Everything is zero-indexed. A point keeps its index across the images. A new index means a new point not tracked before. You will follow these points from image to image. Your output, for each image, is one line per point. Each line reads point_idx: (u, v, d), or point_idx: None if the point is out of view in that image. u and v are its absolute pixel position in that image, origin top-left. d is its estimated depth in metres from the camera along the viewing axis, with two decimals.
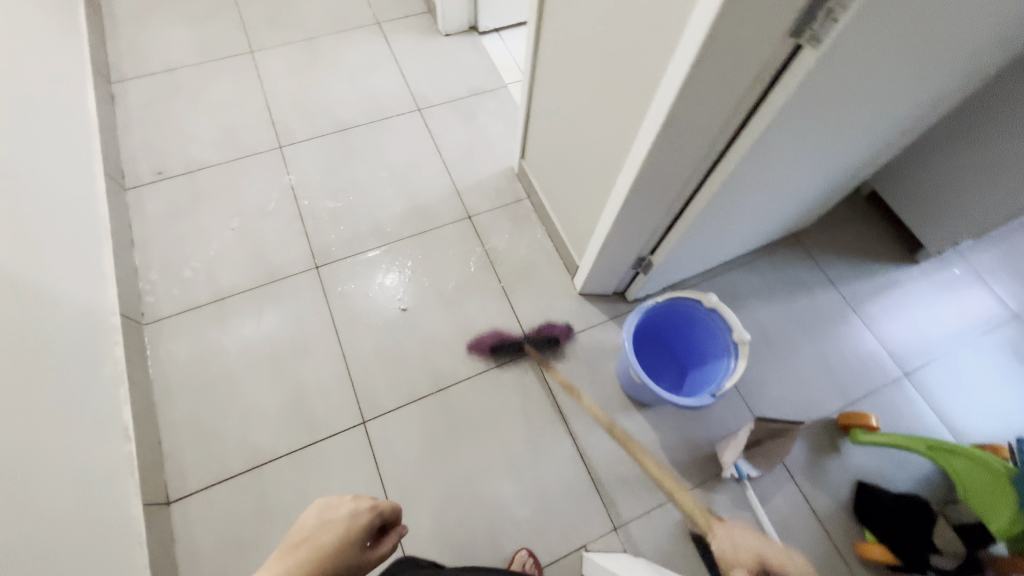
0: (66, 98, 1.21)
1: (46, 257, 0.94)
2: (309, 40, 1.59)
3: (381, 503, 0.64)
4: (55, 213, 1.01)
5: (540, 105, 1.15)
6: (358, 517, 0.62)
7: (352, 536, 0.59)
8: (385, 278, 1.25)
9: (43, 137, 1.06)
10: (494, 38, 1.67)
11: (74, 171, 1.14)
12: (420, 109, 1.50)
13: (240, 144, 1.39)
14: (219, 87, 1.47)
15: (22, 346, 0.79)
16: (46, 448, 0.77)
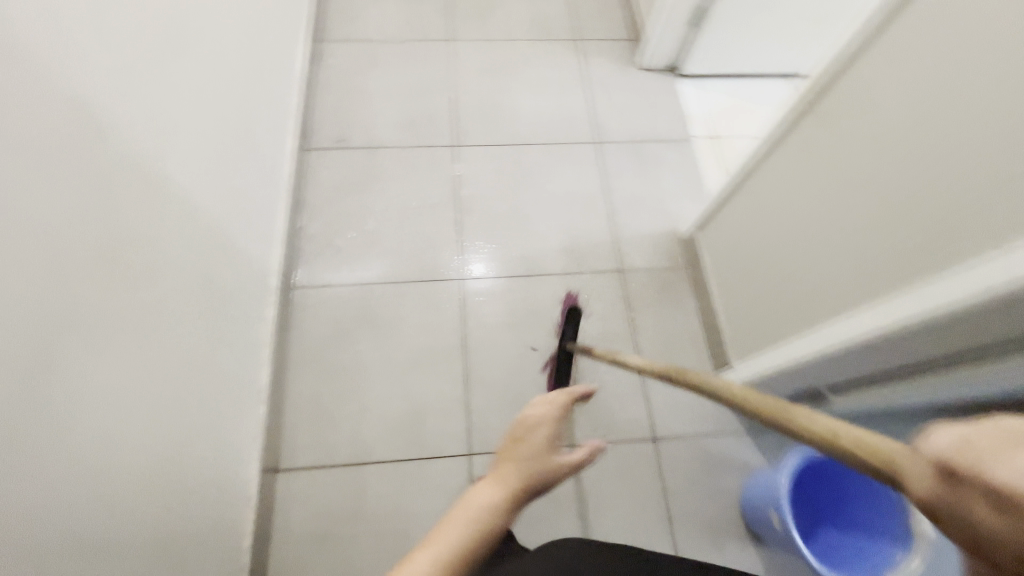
0: (279, 55, 1.26)
1: (239, 217, 0.99)
2: (507, 41, 1.57)
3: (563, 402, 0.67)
4: (253, 172, 1.06)
5: (743, 190, 1.06)
6: (547, 405, 0.66)
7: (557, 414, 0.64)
8: (477, 269, 1.26)
9: (252, 96, 1.09)
10: (690, 84, 1.57)
11: (270, 128, 1.18)
12: (598, 141, 1.43)
13: (419, 133, 1.40)
14: (412, 70, 1.49)
15: (188, 311, 0.82)
16: (188, 413, 0.80)
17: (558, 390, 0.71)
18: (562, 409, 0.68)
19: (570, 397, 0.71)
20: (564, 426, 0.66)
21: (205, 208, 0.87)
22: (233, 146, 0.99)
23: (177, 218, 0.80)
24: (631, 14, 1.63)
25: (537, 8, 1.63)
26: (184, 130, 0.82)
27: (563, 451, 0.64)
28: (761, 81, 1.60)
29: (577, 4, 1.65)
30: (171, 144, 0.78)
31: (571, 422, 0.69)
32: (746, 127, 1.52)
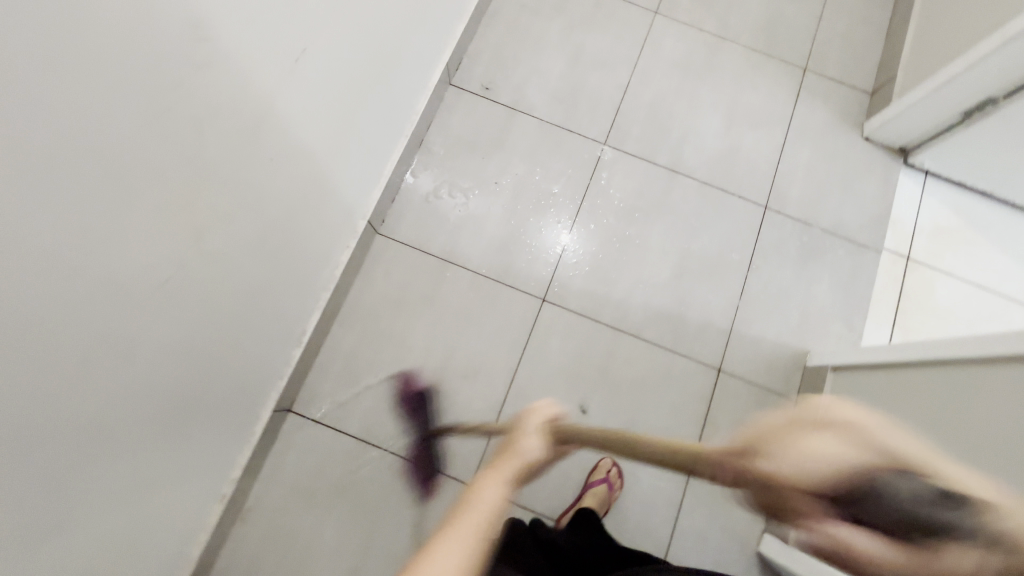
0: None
1: (348, 157, 0.89)
2: (720, 38, 1.27)
3: (535, 413, 0.63)
4: (381, 108, 0.95)
5: (916, 377, 0.82)
6: (530, 424, 0.61)
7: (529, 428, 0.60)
8: (564, 240, 1.14)
9: (411, 10, 0.91)
10: (915, 180, 1.23)
11: (420, 55, 1.03)
12: (767, 207, 1.18)
13: (572, 112, 1.20)
14: (599, 33, 1.25)
15: (265, 253, 0.77)
16: (232, 351, 0.78)
17: (540, 408, 0.64)
18: (529, 437, 0.58)
19: (548, 425, 0.62)
20: (526, 452, 0.55)
21: (310, 142, 0.75)
22: (366, 69, 0.84)
23: (286, 158, 0.71)
24: (888, 60, 1.26)
25: (776, 9, 1.30)
26: (314, 46, 0.67)
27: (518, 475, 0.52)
28: (1010, 212, 1.23)
29: (827, 23, 1.30)
30: (296, 63, 0.65)
31: (538, 452, 0.56)
32: (956, 263, 1.19)
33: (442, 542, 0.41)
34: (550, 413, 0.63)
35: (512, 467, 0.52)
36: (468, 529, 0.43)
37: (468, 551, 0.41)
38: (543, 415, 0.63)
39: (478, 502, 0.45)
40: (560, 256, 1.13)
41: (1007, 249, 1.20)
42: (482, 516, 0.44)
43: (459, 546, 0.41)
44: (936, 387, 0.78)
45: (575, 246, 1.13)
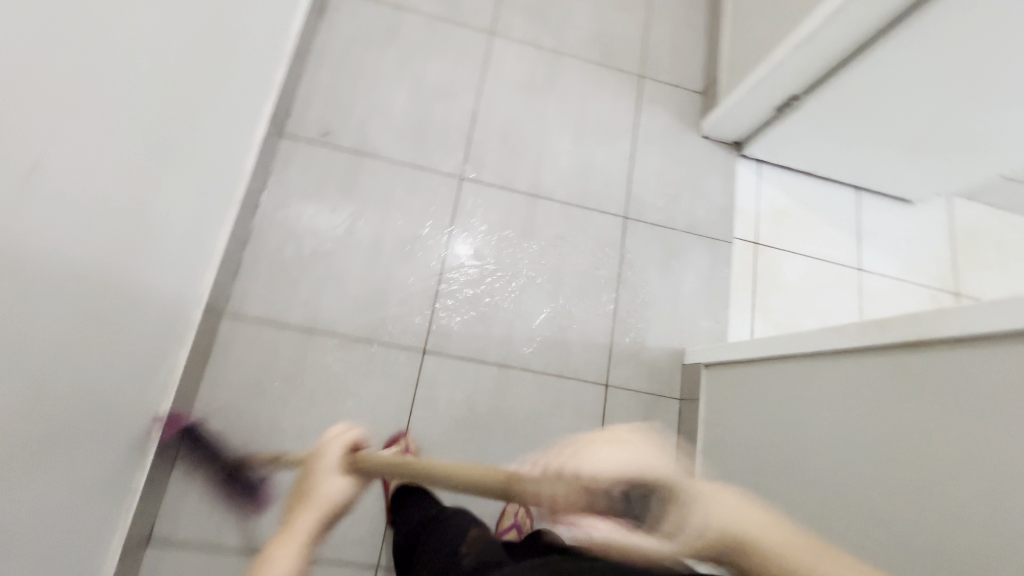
0: (261, 12, 0.96)
1: (154, 254, 0.78)
2: (558, 53, 1.28)
3: (322, 458, 0.81)
4: (189, 188, 0.84)
5: (759, 371, 0.90)
6: (324, 479, 0.78)
7: (312, 487, 0.77)
8: (462, 249, 1.12)
9: (199, 69, 0.80)
10: (751, 169, 1.34)
11: (225, 115, 0.92)
12: (626, 217, 1.22)
13: (422, 148, 1.16)
14: (436, 60, 1.21)
15: (69, 387, 0.64)
16: (54, 510, 0.65)
17: (325, 471, 0.78)
18: (329, 475, 0.77)
19: (338, 475, 0.78)
20: (319, 493, 0.75)
21: (91, 253, 0.64)
22: (150, 147, 0.72)
23: (66, 278, 0.60)
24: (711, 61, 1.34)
25: (606, 19, 1.33)
26: (59, 147, 0.54)
27: (320, 517, 0.72)
28: (829, 186, 1.39)
29: (654, 28, 1.36)
30: (31, 175, 0.51)
31: (337, 493, 0.76)
32: (795, 241, 1.32)
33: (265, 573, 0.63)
34: (336, 469, 0.79)
35: (302, 522, 0.70)
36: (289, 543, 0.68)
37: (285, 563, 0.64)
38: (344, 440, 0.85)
39: (274, 556, 0.65)
40: (445, 263, 1.10)
41: (831, 221, 1.36)
42: (297, 538, 0.69)
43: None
44: (775, 378, 0.86)
45: (461, 251, 1.12)
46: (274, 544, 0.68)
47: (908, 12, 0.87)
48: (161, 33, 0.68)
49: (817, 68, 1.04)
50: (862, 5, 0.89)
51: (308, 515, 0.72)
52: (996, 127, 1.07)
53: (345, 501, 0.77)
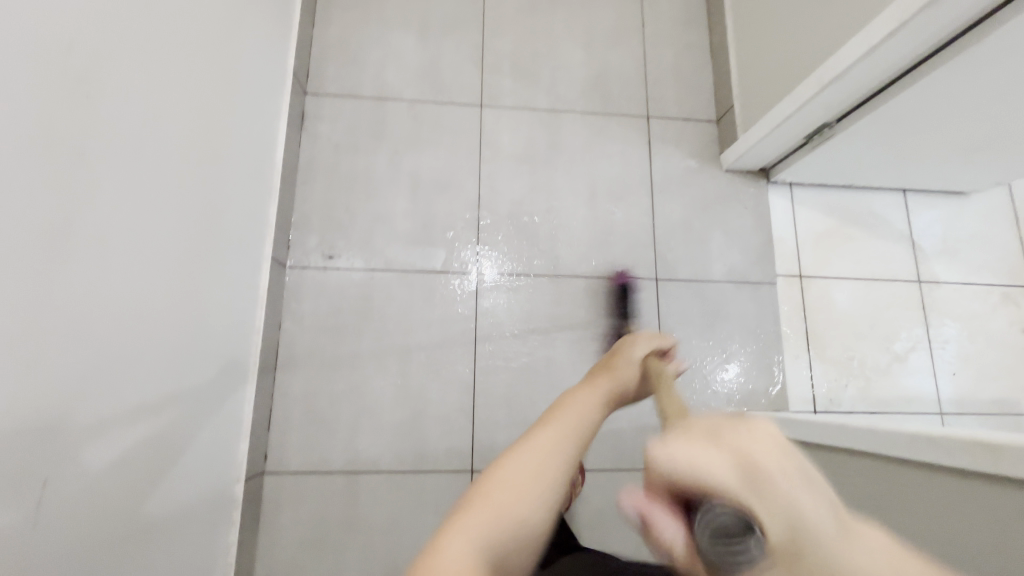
0: (238, 160, 0.91)
1: (182, 456, 0.77)
2: (555, 111, 1.19)
3: (639, 342, 0.72)
4: (202, 375, 0.82)
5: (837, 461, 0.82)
6: (641, 352, 0.71)
7: (635, 359, 0.69)
8: (466, 286, 1.09)
9: (182, 255, 0.76)
10: (783, 195, 1.23)
11: (223, 280, 0.87)
12: (658, 279, 1.14)
13: (431, 250, 1.10)
14: (429, 149, 1.14)
15: None
16: None
17: (643, 340, 0.72)
18: (628, 359, 0.69)
19: (650, 354, 0.71)
20: (617, 372, 0.66)
21: (114, 505, 0.63)
22: (149, 355, 0.69)
23: (89, 549, 0.58)
24: (721, 84, 1.23)
25: (599, 61, 1.23)
26: (41, 424, 0.52)
27: (612, 393, 0.63)
28: (872, 195, 1.27)
29: (653, 60, 1.25)
30: (19, 473, 0.49)
31: (635, 374, 0.67)
32: (844, 263, 1.22)
33: (542, 434, 0.52)
34: (658, 344, 0.73)
35: (607, 382, 0.63)
36: (571, 419, 0.55)
37: (568, 441, 0.52)
38: (643, 347, 0.71)
39: (576, 402, 0.57)
40: (475, 290, 1.09)
41: (881, 233, 1.25)
42: (587, 412, 0.56)
43: (563, 436, 0.52)
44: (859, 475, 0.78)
45: (490, 266, 1.10)
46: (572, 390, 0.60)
47: (967, 30, 0.75)
48: (130, 250, 0.65)
49: (855, 95, 0.92)
50: (895, 45, 0.79)
51: (599, 391, 0.61)
52: None
53: (632, 390, 0.68)
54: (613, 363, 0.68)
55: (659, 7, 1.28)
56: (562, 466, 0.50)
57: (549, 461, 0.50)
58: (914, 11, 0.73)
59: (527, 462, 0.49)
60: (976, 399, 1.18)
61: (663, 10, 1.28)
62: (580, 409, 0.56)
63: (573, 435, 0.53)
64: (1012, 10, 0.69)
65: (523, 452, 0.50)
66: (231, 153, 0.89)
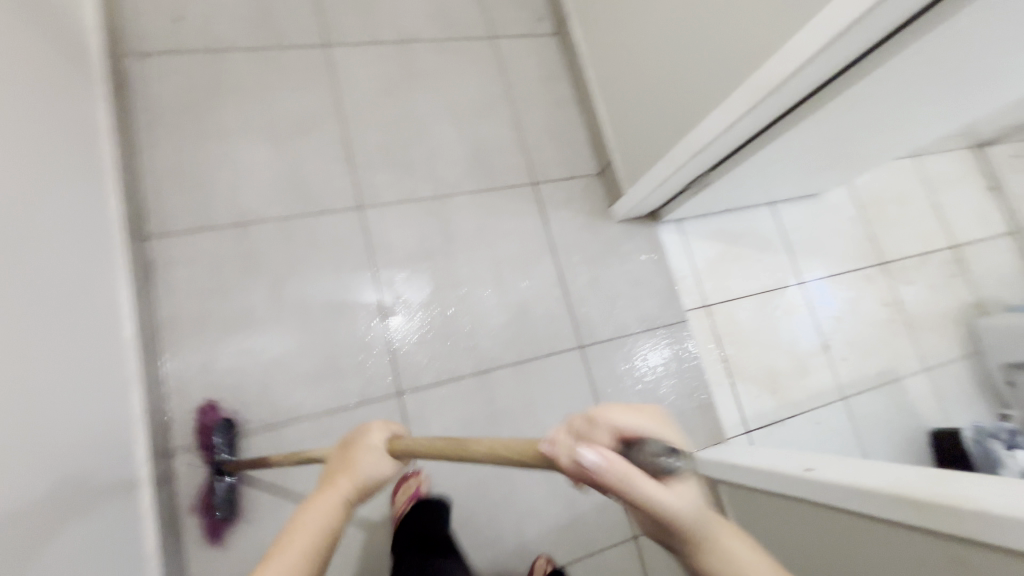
0: (79, 358, 0.73)
1: None
2: (441, 197, 1.13)
3: (378, 427, 0.60)
4: None
5: (786, 505, 0.87)
6: (376, 436, 0.59)
7: (374, 448, 0.58)
8: (390, 411, 0.99)
9: (33, 466, 0.60)
10: (673, 233, 1.28)
11: (84, 454, 0.70)
12: (582, 346, 1.13)
13: (343, 382, 0.99)
14: (314, 269, 1.02)
15: None
16: None
17: (378, 428, 0.60)
18: (365, 451, 0.57)
19: (388, 440, 0.59)
20: (356, 469, 0.56)
21: None
22: None
23: None
24: (596, 138, 1.25)
25: (474, 136, 1.19)
26: None
27: (338, 501, 0.54)
28: (746, 213, 1.37)
29: (526, 124, 1.24)
30: None
31: (376, 467, 0.57)
32: (738, 283, 1.31)
33: None
34: (392, 428, 0.61)
35: (339, 491, 0.55)
36: (278, 574, 0.47)
37: None
38: (380, 432, 0.60)
39: (294, 539, 0.50)
40: (399, 355, 1.02)
41: (761, 247, 1.36)
42: (288, 567, 0.47)
43: None
44: (808, 518, 0.83)
45: (409, 318, 1.05)
46: (293, 520, 0.52)
47: (815, 92, 0.82)
48: None
49: (726, 150, 0.97)
50: (758, 113, 0.84)
51: (335, 502, 0.54)
52: (886, 134, 1.09)
53: (382, 479, 0.58)
54: (343, 455, 0.58)
55: (519, 68, 1.27)
56: None
57: None
58: (771, 85, 0.78)
59: None
60: (866, 375, 1.35)
61: (524, 72, 1.27)
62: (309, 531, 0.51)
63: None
64: (846, 80, 0.77)
65: None
66: (68, 354, 0.71)
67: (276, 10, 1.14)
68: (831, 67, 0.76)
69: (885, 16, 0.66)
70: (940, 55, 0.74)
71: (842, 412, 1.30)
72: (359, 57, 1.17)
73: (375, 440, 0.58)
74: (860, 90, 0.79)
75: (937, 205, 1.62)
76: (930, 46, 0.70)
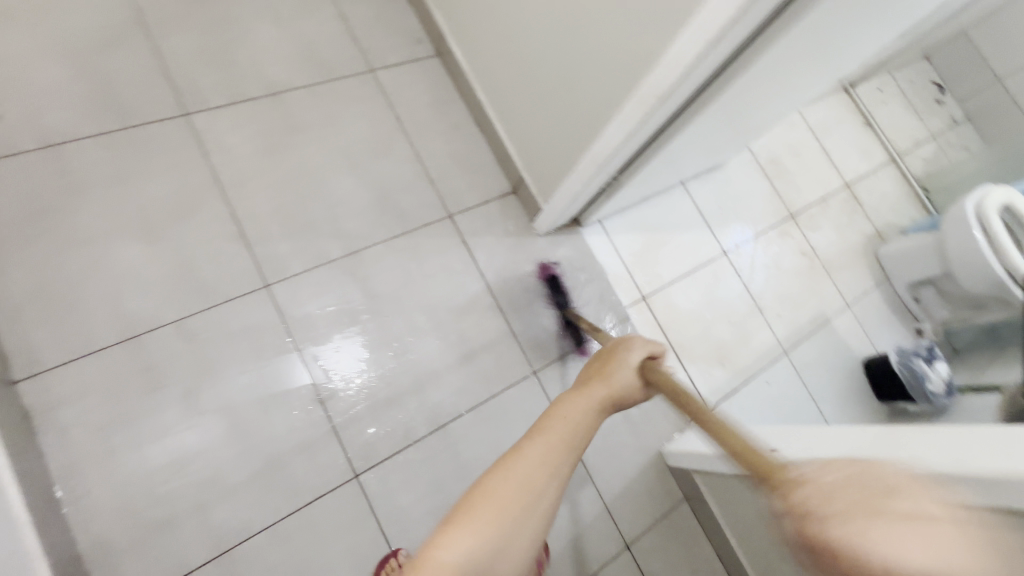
0: None
1: None
2: (355, 252, 1.05)
3: (637, 341, 0.74)
4: None
5: (757, 487, 0.89)
6: (635, 351, 0.73)
7: (631, 363, 0.71)
8: (352, 495, 0.92)
9: None
10: (598, 234, 1.28)
11: None
12: (535, 370, 1.11)
13: (292, 479, 0.90)
14: (230, 365, 0.92)
15: None
16: None
17: (640, 342, 0.74)
18: (623, 366, 0.70)
19: (645, 356, 0.72)
20: (616, 377, 0.69)
21: None
22: None
23: None
24: (501, 156, 1.21)
25: (375, 179, 1.12)
26: None
27: (604, 395, 0.66)
28: (662, 197, 1.40)
29: (428, 156, 1.18)
30: None
31: (629, 378, 0.70)
32: (668, 268, 1.33)
33: (534, 441, 0.58)
34: (658, 351, 0.74)
35: (603, 387, 0.67)
36: (555, 437, 0.59)
37: (560, 442, 0.59)
38: (641, 347, 0.74)
39: (556, 418, 0.61)
40: (347, 433, 0.95)
41: (683, 227, 1.39)
42: (562, 435, 0.59)
43: (545, 449, 0.58)
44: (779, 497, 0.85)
45: (348, 391, 0.97)
46: (566, 398, 0.64)
47: (703, 89, 0.82)
48: None
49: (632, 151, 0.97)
50: (655, 116, 0.84)
51: (592, 398, 0.65)
52: (775, 102, 1.13)
53: (632, 395, 0.70)
54: (605, 365, 0.71)
55: (407, 98, 1.21)
56: (545, 466, 0.57)
57: (553, 453, 0.58)
58: (664, 89, 0.78)
59: (535, 448, 0.58)
60: (800, 326, 1.42)
61: (413, 101, 1.21)
62: (568, 414, 0.61)
63: (558, 447, 0.58)
64: (730, 73, 0.78)
65: (517, 460, 0.56)
66: None
67: (117, 84, 1.01)
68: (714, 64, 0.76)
69: (756, 11, 0.66)
70: (806, 38, 0.76)
71: (788, 366, 1.36)
72: (227, 119, 1.06)
73: (639, 353, 0.72)
74: (745, 79, 0.80)
75: (826, 149, 1.74)
76: (797, 34, 0.72)
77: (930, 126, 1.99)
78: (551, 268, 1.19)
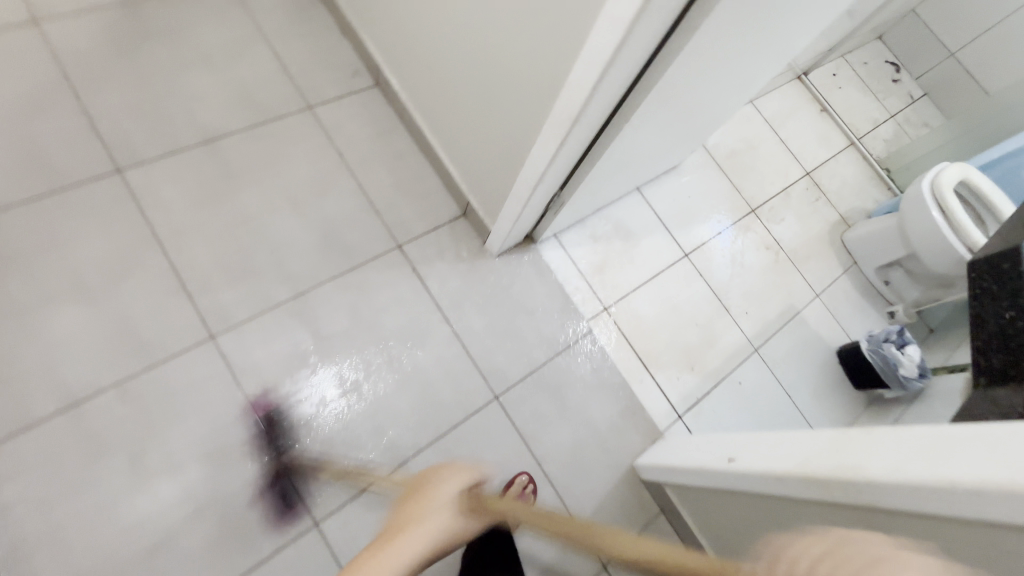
0: None
1: None
2: (302, 294, 1.04)
3: (463, 471, 0.79)
4: None
5: (721, 497, 0.88)
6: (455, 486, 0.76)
7: (452, 497, 0.74)
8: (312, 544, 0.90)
9: None
10: (554, 249, 1.27)
11: None
12: (497, 396, 1.09)
13: (248, 534, 0.88)
14: (177, 423, 0.90)
15: None
16: None
17: (464, 470, 0.79)
18: (442, 506, 0.72)
19: (471, 492, 0.75)
20: (433, 507, 0.73)
21: None
22: None
23: None
24: (447, 181, 1.20)
25: (319, 218, 1.11)
26: None
27: (418, 548, 0.66)
28: (618, 204, 1.39)
29: (372, 188, 1.17)
30: None
31: (446, 519, 0.71)
32: (628, 276, 1.32)
33: None
34: (480, 477, 0.80)
35: (414, 532, 0.67)
36: None
37: None
38: (462, 475, 0.78)
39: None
40: (303, 481, 0.93)
41: (641, 233, 1.38)
42: None
43: None
44: (741, 507, 0.83)
45: (302, 438, 0.95)
46: (364, 555, 0.63)
47: (622, 100, 0.82)
48: None
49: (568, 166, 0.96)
50: (579, 131, 0.84)
51: (395, 556, 0.63)
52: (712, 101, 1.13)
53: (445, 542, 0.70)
54: (423, 492, 0.76)
55: (347, 132, 1.20)
56: None
57: None
58: (580, 104, 0.78)
59: None
60: (768, 321, 1.41)
61: (353, 135, 1.20)
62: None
63: None
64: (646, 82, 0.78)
65: None
66: None
67: (46, 149, 1.00)
68: (625, 75, 0.76)
69: (653, 22, 0.66)
70: (716, 41, 0.76)
71: (759, 363, 1.35)
72: (162, 171, 1.05)
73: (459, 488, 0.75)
74: (663, 86, 0.80)
75: (784, 139, 1.73)
76: (703, 39, 0.72)
77: (888, 105, 1.99)
78: (506, 292, 1.18)
